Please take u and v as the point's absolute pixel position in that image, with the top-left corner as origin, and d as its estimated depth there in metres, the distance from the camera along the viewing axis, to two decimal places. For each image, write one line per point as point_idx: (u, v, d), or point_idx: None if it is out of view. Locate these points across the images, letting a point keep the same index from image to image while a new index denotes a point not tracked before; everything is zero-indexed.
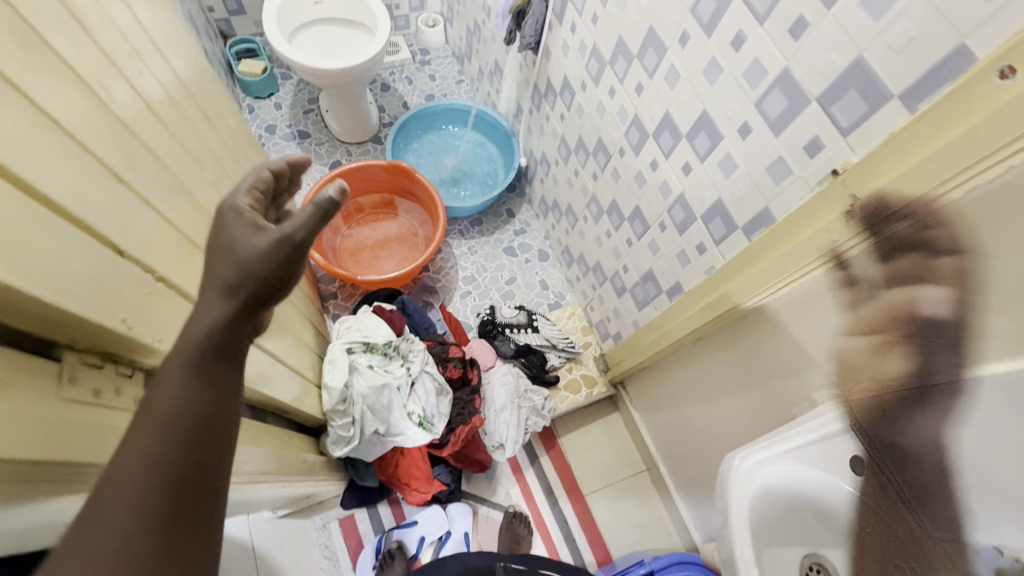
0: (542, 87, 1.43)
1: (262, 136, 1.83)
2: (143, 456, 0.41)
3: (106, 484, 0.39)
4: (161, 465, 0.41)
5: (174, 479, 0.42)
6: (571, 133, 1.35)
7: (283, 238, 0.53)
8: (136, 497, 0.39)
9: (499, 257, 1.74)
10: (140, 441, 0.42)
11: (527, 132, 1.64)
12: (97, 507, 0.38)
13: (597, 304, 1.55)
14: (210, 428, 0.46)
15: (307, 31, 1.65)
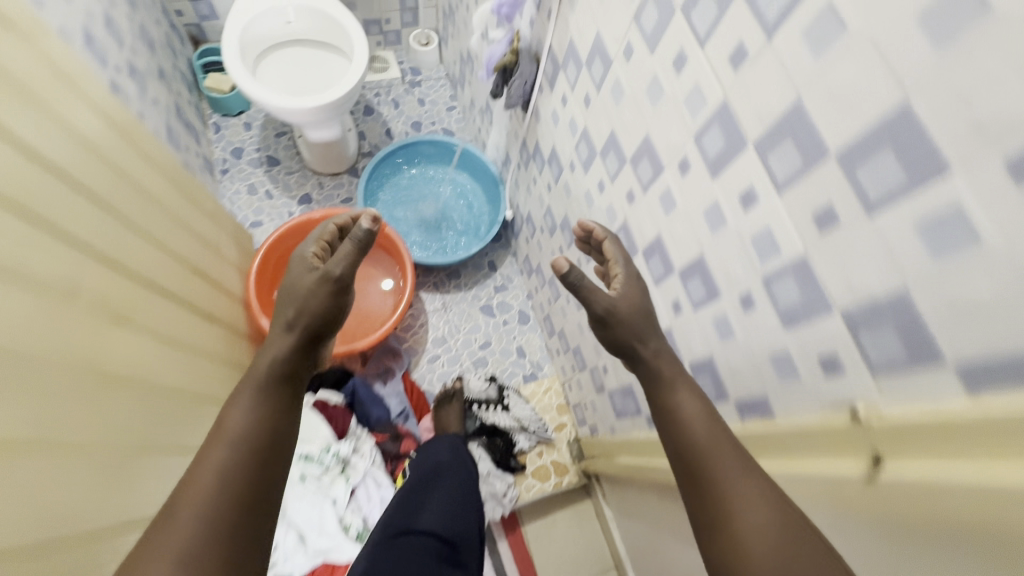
0: (531, 149, 1.27)
1: (225, 160, 1.67)
2: (206, 473, 0.52)
3: (180, 501, 0.51)
4: (221, 485, 0.52)
5: (231, 496, 0.52)
6: (558, 208, 1.19)
7: (327, 272, 0.72)
8: (201, 510, 0.50)
9: (475, 316, 1.59)
10: (207, 464, 0.53)
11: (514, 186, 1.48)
12: (172, 522, 0.49)
13: (576, 387, 1.42)
14: (266, 454, 0.56)
15: (280, 50, 1.48)
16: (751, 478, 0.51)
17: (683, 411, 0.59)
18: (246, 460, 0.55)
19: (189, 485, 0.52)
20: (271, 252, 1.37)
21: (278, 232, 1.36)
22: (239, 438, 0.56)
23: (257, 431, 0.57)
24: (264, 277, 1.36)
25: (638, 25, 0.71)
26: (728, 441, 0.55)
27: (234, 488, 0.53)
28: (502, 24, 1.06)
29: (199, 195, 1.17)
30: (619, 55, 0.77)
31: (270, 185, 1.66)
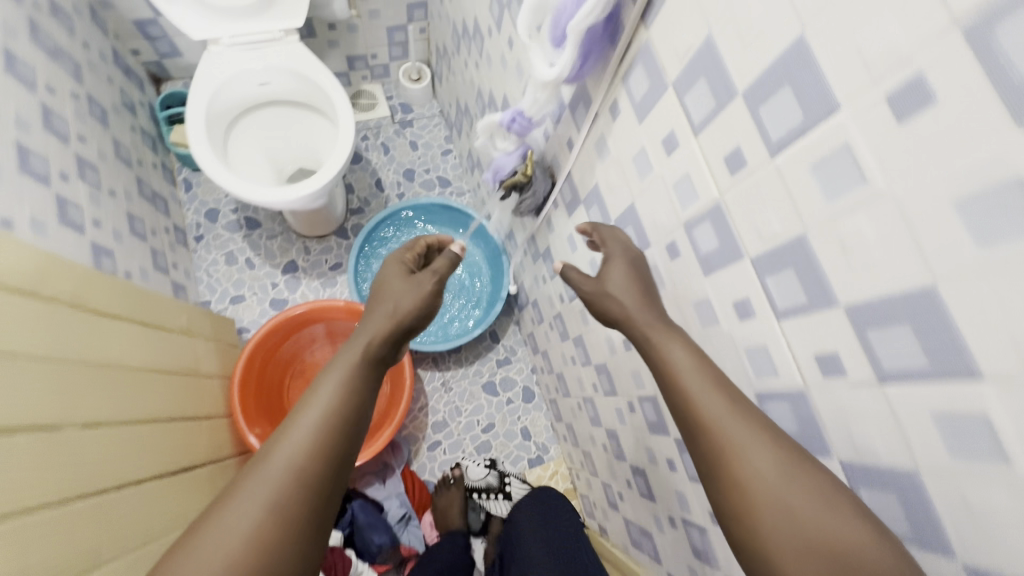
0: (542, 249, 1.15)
1: (200, 225, 1.51)
2: (297, 433, 0.54)
3: (270, 454, 0.53)
4: (309, 449, 0.53)
5: (316, 462, 0.53)
6: (573, 322, 1.09)
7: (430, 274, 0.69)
8: (284, 472, 0.52)
9: (477, 394, 1.51)
10: (301, 431, 0.54)
11: (522, 266, 1.36)
12: (260, 473, 0.52)
13: (585, 481, 1.35)
14: (358, 426, 0.58)
15: (252, 113, 1.33)
16: (768, 452, 0.45)
17: (684, 372, 0.52)
18: (334, 424, 0.56)
19: (280, 441, 0.54)
20: (255, 354, 1.26)
21: (261, 333, 1.25)
22: (329, 406, 0.56)
23: (346, 404, 0.57)
24: (249, 383, 1.25)
25: (690, 234, 0.58)
26: (742, 413, 0.48)
27: (320, 453, 0.54)
28: (514, 138, 0.90)
29: (169, 310, 1.08)
30: (658, 245, 0.66)
31: (251, 252, 1.52)
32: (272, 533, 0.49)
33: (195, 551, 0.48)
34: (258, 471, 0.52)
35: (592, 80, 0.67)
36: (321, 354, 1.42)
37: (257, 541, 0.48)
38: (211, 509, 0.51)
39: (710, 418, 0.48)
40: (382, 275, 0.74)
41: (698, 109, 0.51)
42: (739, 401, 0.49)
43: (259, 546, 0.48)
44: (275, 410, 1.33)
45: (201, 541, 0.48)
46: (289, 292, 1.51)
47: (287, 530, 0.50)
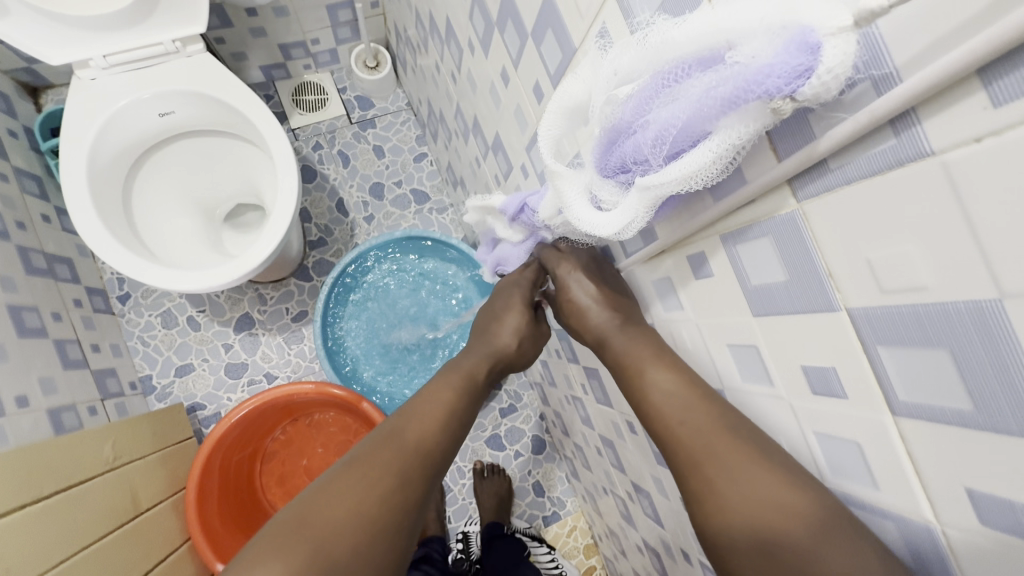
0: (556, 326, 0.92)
1: (123, 280, 1.24)
2: (435, 415, 0.56)
3: (410, 428, 0.54)
4: (442, 438, 0.55)
5: (444, 454, 0.55)
6: (600, 420, 0.89)
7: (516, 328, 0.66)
8: (417, 452, 0.52)
9: (482, 451, 1.35)
10: (434, 409, 0.56)
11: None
12: (397, 441, 0.52)
13: (609, 547, 1.20)
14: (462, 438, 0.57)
15: (166, 149, 1.02)
16: (746, 460, 0.38)
17: (654, 382, 0.46)
18: (458, 422, 0.57)
19: (415, 419, 0.55)
20: (212, 461, 1.04)
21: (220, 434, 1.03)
22: (450, 406, 0.57)
23: (467, 409, 0.59)
24: (211, 494, 1.04)
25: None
26: (699, 417, 0.42)
27: (446, 441, 0.55)
28: (521, 229, 0.65)
29: (87, 446, 0.86)
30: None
31: (193, 308, 1.26)
32: (399, 512, 0.49)
33: (330, 498, 0.48)
34: (400, 443, 0.52)
35: (665, 219, 0.42)
36: (293, 430, 1.23)
37: (377, 525, 0.47)
38: (348, 461, 0.51)
39: (673, 413, 0.43)
40: (501, 296, 0.68)
41: (907, 381, 0.27)
42: (707, 398, 0.43)
43: (380, 529, 0.47)
44: (248, 503, 1.15)
45: (336, 492, 0.48)
46: (247, 354, 1.26)
47: (411, 513, 0.49)
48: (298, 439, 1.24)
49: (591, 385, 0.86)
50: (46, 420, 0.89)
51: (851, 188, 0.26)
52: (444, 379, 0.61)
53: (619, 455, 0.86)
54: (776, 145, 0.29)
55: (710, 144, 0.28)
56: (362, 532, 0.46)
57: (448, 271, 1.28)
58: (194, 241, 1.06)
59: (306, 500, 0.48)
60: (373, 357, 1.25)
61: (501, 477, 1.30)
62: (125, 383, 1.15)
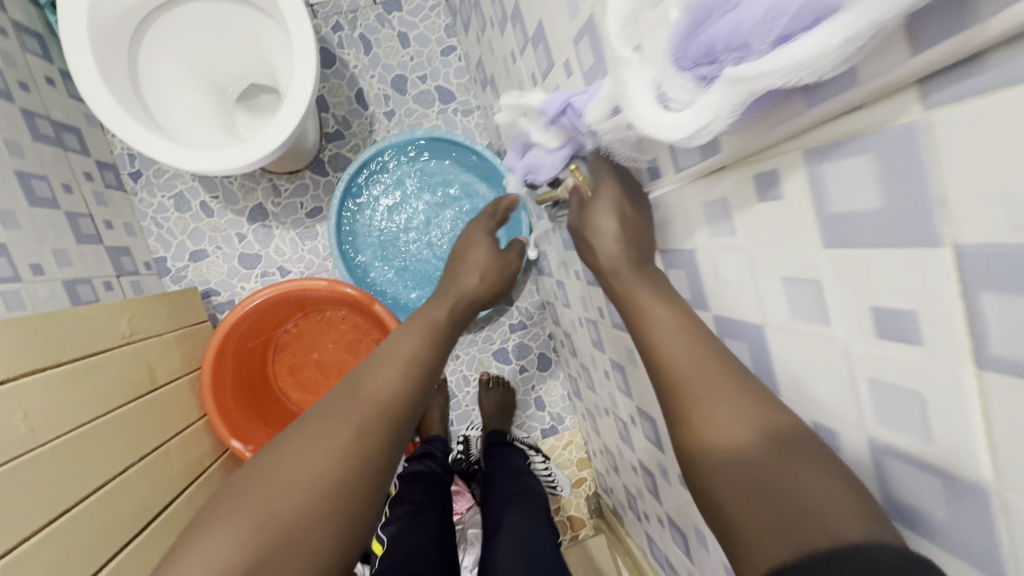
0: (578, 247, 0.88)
1: (134, 157, 1.19)
2: (395, 365, 0.59)
3: (368, 379, 0.57)
4: (401, 387, 0.57)
5: (407, 399, 0.57)
6: (612, 346, 0.88)
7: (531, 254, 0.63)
8: (379, 400, 0.55)
9: (487, 363, 1.38)
10: (395, 354, 0.59)
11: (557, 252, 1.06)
12: (358, 396, 0.55)
13: (603, 464, 1.26)
14: (426, 388, 0.60)
15: (169, 14, 0.93)
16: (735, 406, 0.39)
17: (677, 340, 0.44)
18: (424, 369, 0.61)
19: (375, 371, 0.58)
20: (224, 350, 1.06)
21: (227, 329, 1.04)
22: (411, 356, 0.60)
23: (433, 355, 0.63)
24: (225, 382, 1.08)
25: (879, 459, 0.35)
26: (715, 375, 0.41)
27: (410, 387, 0.58)
28: (559, 133, 0.59)
29: (104, 321, 0.87)
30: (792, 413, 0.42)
31: (206, 193, 1.22)
32: (360, 457, 0.51)
33: (291, 452, 0.50)
34: (360, 392, 0.56)
35: (738, 129, 0.36)
36: (305, 324, 1.24)
37: (339, 471, 0.50)
38: (309, 417, 0.54)
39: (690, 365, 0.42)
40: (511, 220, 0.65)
41: (1012, 333, 0.24)
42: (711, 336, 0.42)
43: (343, 480, 0.50)
44: (260, 391, 1.20)
45: (302, 444, 0.51)
46: (261, 246, 1.25)
47: (377, 457, 0.53)
48: (310, 333, 1.25)
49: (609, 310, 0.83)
50: (62, 292, 0.91)
51: (1009, 92, 0.21)
52: (412, 324, 0.65)
53: (628, 380, 0.86)
54: (914, 33, 0.23)
55: (840, 22, 0.22)
56: (326, 484, 0.49)
57: (469, 179, 1.22)
58: (202, 122, 1.01)
59: (274, 454, 0.51)
60: (386, 262, 1.24)
61: (506, 389, 1.34)
62: (140, 263, 1.16)
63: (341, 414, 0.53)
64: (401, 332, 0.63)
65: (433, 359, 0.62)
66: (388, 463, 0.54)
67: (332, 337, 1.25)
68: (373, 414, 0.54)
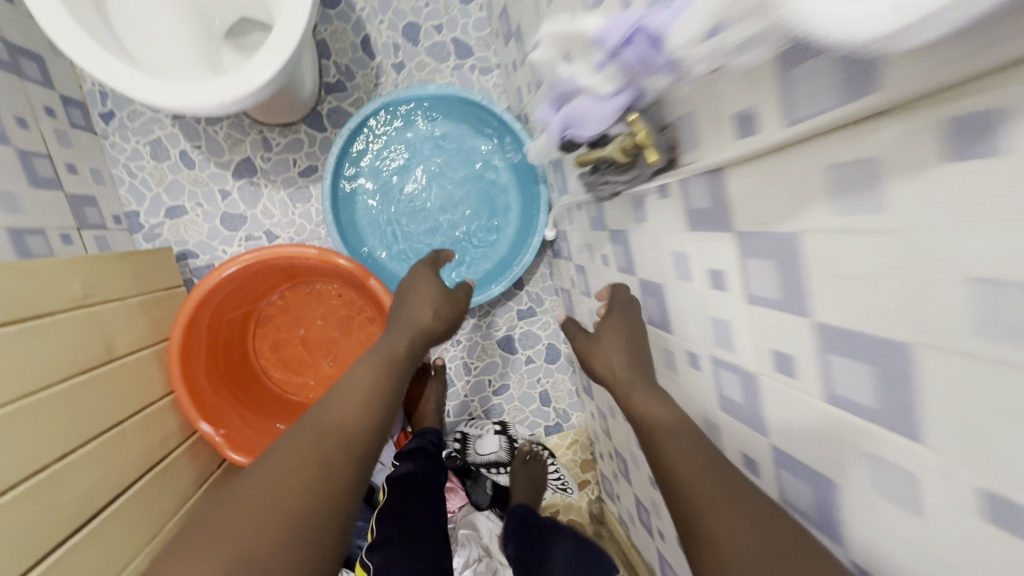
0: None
1: (107, 96, 1.07)
2: (357, 401, 0.77)
3: (333, 413, 0.76)
4: (357, 417, 0.76)
5: (366, 425, 0.76)
6: None
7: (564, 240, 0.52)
8: (341, 438, 0.73)
9: (492, 351, 1.26)
10: (351, 400, 0.77)
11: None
12: (329, 428, 0.75)
13: (610, 468, 1.16)
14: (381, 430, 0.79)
15: None
16: None
17: None
18: (381, 393, 0.80)
19: (335, 410, 0.76)
20: (198, 318, 0.93)
21: (202, 297, 0.91)
22: (368, 384, 0.80)
23: (384, 382, 0.82)
24: (199, 356, 0.96)
25: (950, 466, 0.45)
26: None
27: (368, 415, 0.77)
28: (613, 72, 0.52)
29: (55, 280, 0.84)
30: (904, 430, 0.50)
31: (185, 142, 1.11)
32: (326, 481, 0.68)
33: (262, 474, 0.67)
34: (325, 431, 0.74)
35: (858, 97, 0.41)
36: (291, 297, 1.12)
37: (298, 506, 0.64)
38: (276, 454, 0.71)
39: None
40: None
41: None
42: None
43: (314, 500, 0.66)
44: (237, 368, 1.08)
45: (260, 499, 0.65)
46: (247, 206, 1.13)
47: (336, 492, 0.68)
48: (296, 306, 1.13)
49: None
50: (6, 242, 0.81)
51: None
52: (371, 360, 0.84)
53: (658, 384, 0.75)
54: None
55: None
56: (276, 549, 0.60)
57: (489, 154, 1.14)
58: (179, 48, 1.00)
59: (201, 544, 0.60)
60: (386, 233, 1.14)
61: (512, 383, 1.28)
62: (109, 216, 1.06)
63: (286, 470, 0.68)
64: (342, 402, 0.77)
65: (357, 433, 0.74)
66: (330, 523, 0.66)
67: (321, 312, 1.12)
68: (340, 448, 0.72)
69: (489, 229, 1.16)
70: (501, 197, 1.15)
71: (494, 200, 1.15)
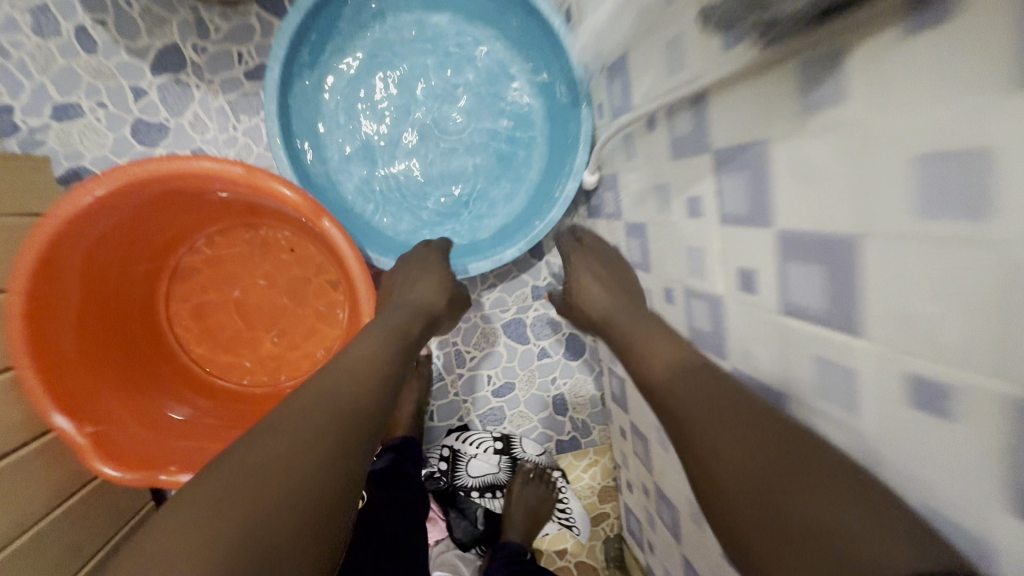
0: (716, 143, 0.44)
1: None
2: (353, 358, 0.50)
3: (305, 395, 0.45)
4: (360, 367, 0.49)
5: (369, 379, 0.49)
6: (757, 351, 0.44)
7: None
8: (320, 404, 0.44)
9: (496, 340, 0.93)
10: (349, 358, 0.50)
11: (642, 170, 0.61)
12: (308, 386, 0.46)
13: (642, 506, 0.87)
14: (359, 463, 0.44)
15: None
16: None
17: None
18: (371, 382, 0.49)
19: (320, 380, 0.47)
20: (60, 261, 0.61)
21: (62, 230, 0.59)
22: (363, 352, 0.51)
23: (363, 390, 0.48)
24: (63, 319, 0.64)
25: (897, 424, 0.31)
26: None
27: (368, 372, 0.49)
28: None
29: None
30: (983, 479, 0.27)
31: (89, 15, 0.75)
32: (311, 459, 0.41)
33: (284, 431, 0.42)
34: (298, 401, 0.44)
35: None
36: (224, 242, 0.82)
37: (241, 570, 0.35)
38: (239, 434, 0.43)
39: None
40: None
41: None
42: None
43: None
44: (136, 336, 0.77)
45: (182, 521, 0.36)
46: (169, 114, 0.80)
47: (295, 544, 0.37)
48: (229, 257, 0.82)
49: (778, 278, 0.39)
50: None
51: None
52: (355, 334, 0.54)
53: None
54: None
55: None
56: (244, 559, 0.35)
57: (505, 62, 0.80)
58: None
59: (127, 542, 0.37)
60: (354, 164, 0.81)
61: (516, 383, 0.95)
62: None
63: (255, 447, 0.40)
64: (333, 366, 0.49)
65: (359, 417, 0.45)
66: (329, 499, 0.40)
67: (264, 269, 0.83)
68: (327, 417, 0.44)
69: (503, 169, 0.83)
70: (522, 123, 0.82)
71: (511, 130, 0.82)
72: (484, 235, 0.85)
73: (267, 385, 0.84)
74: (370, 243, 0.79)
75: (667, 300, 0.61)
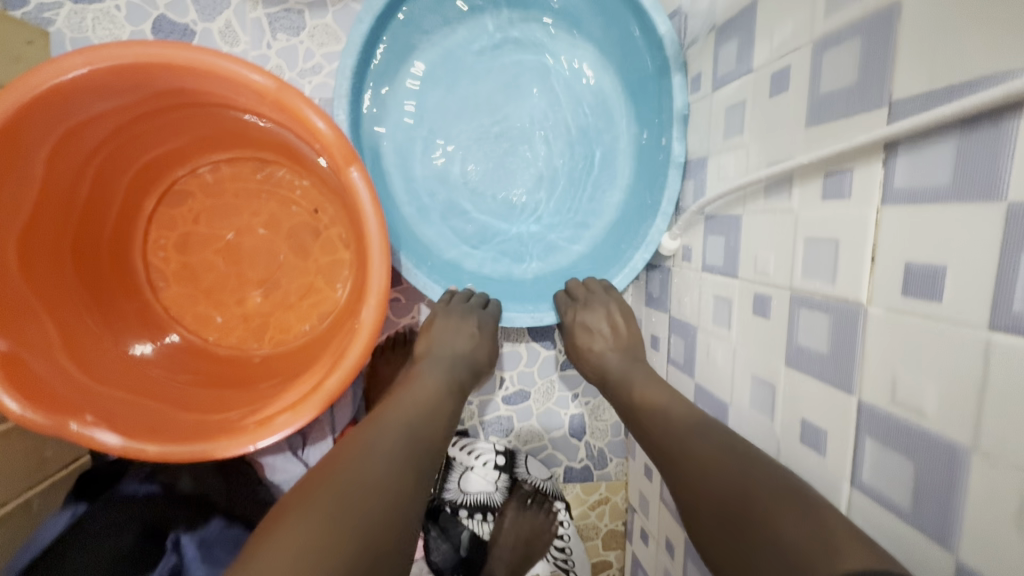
0: (901, 93, 0.33)
1: None
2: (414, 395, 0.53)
3: (382, 424, 0.47)
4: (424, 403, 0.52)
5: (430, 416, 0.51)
6: (916, 386, 0.32)
7: None
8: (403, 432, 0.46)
9: (519, 339, 0.81)
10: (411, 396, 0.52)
11: (751, 148, 0.49)
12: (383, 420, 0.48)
13: (657, 560, 0.74)
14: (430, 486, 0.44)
15: None
16: None
17: None
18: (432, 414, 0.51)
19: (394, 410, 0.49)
20: (21, 142, 0.50)
21: (36, 97, 0.48)
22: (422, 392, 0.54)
23: (428, 418, 0.50)
24: (12, 209, 0.53)
25: None
26: None
27: (431, 404, 0.52)
28: None
29: None
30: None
31: None
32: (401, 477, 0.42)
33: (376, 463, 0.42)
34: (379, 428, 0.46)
35: None
36: (230, 173, 0.71)
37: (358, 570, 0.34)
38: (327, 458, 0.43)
39: None
40: None
41: None
42: None
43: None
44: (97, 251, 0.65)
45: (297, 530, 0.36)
46: (198, 17, 0.70)
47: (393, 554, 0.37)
48: (232, 189, 0.71)
49: (998, 282, 0.27)
50: None
51: None
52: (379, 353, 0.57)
53: (945, 485, 0.30)
54: None
55: None
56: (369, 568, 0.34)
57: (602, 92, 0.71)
58: None
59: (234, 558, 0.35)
60: (408, 157, 0.72)
61: (531, 392, 0.82)
62: None
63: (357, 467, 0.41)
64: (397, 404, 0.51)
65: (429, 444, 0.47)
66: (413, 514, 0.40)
67: (269, 214, 0.72)
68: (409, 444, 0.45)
69: (567, 210, 0.74)
70: (602, 155, 0.73)
71: (589, 161, 0.73)
72: (526, 277, 0.75)
73: (228, 347, 0.72)
74: (405, 250, 0.70)
75: (757, 310, 0.48)
